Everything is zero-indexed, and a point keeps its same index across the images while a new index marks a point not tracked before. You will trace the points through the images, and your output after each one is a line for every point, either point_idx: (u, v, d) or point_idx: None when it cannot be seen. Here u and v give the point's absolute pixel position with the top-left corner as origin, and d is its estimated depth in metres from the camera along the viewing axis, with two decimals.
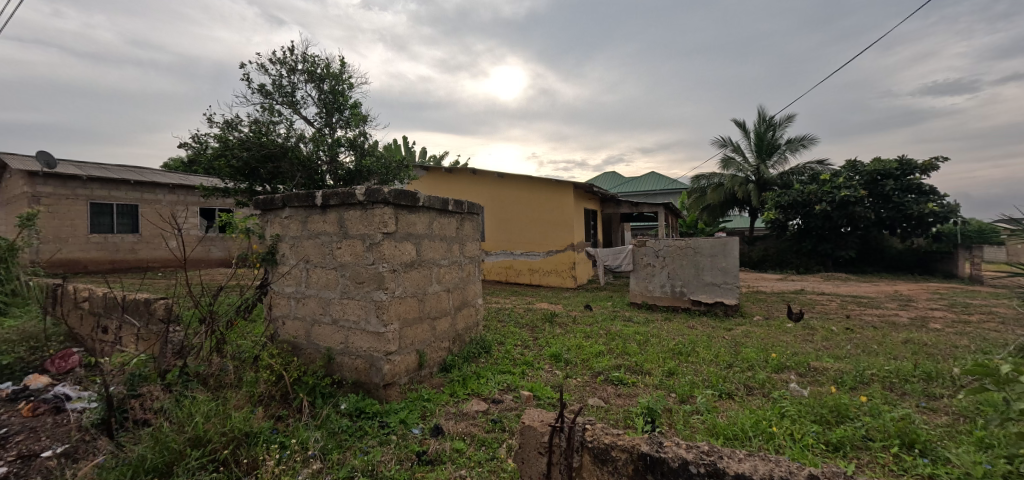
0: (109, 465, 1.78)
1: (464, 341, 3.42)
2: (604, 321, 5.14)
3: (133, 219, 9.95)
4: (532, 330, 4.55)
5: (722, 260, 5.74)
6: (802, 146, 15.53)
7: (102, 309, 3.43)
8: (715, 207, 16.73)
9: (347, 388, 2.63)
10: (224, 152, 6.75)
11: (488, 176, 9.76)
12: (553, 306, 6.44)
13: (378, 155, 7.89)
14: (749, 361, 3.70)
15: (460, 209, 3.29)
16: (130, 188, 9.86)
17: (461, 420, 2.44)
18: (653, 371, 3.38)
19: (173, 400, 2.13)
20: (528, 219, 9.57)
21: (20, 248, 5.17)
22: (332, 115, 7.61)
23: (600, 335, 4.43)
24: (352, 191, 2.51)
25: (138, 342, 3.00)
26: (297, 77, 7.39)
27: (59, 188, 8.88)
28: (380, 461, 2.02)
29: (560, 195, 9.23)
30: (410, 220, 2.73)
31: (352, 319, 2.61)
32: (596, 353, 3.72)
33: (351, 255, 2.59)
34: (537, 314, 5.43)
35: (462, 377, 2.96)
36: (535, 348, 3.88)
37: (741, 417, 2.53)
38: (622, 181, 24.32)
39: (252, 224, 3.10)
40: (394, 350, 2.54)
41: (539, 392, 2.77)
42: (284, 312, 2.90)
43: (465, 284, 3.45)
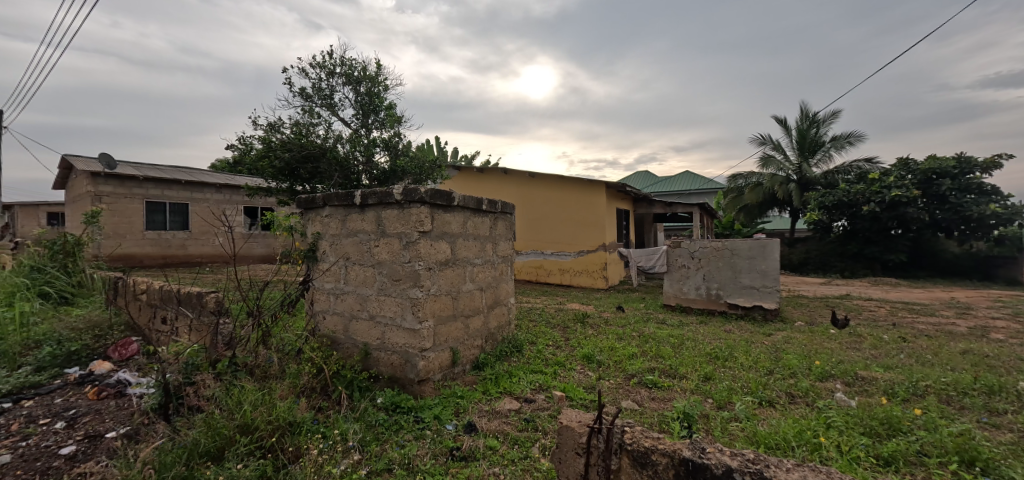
0: (167, 447, 1.90)
1: (496, 340, 3.44)
2: (636, 323, 5.05)
3: (183, 217, 10.54)
4: (564, 331, 4.52)
5: (761, 262, 5.54)
6: (848, 143, 14.74)
7: (159, 301, 3.65)
8: (753, 208, 16.13)
9: (383, 383, 2.69)
10: (267, 153, 7.06)
11: (519, 176, 9.78)
12: (584, 306, 6.38)
13: (412, 155, 8.05)
14: (791, 368, 3.55)
15: (494, 209, 3.32)
16: (181, 187, 10.46)
17: (494, 418, 2.46)
18: (687, 375, 3.30)
19: (224, 389, 2.25)
20: (558, 219, 9.53)
21: (86, 242, 5.58)
22: (368, 117, 7.81)
23: (633, 337, 4.35)
24: (390, 190, 2.57)
25: (191, 332, 3.17)
26: (335, 80, 7.63)
27: (118, 187, 9.53)
28: (416, 455, 2.06)
29: (592, 195, 9.15)
30: (445, 218, 2.76)
31: (388, 316, 2.67)
32: (629, 355, 3.66)
33: (388, 253, 2.65)
34: (569, 314, 5.40)
35: (495, 376, 2.98)
36: (566, 348, 3.86)
37: (784, 426, 2.43)
38: (654, 181, 23.87)
39: (294, 222, 3.23)
40: (428, 347, 2.59)
41: (573, 393, 2.76)
42: (324, 307, 3.00)
43: (498, 283, 3.47)
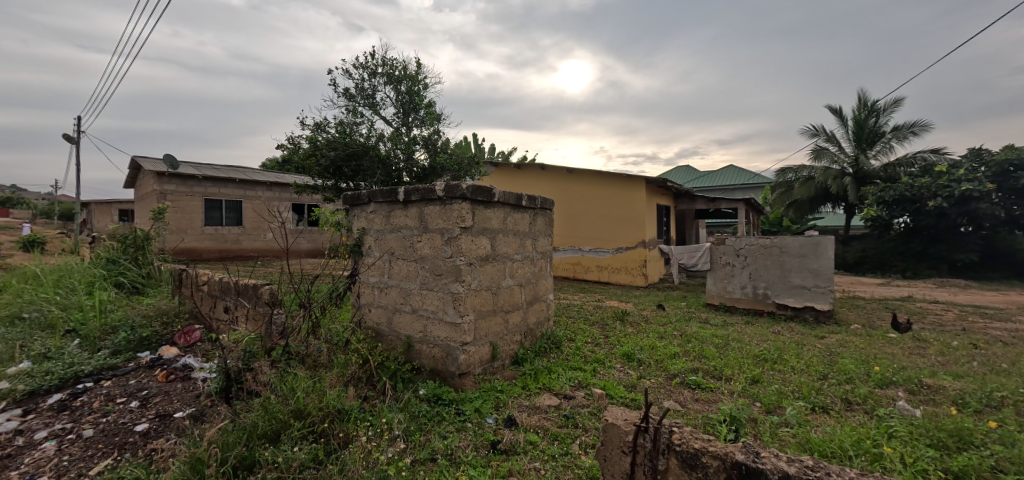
0: (229, 428, 2.03)
1: (535, 336, 3.45)
2: (678, 322, 4.91)
3: (237, 213, 11.19)
4: (602, 328, 4.47)
5: (813, 261, 5.25)
6: (912, 133, 13.67)
7: (219, 291, 3.89)
8: (803, 203, 15.29)
9: (425, 375, 2.76)
10: (314, 152, 7.37)
11: (556, 172, 9.72)
12: (623, 304, 6.26)
13: (450, 152, 8.18)
14: (846, 373, 3.34)
15: (534, 205, 3.31)
16: (235, 186, 11.10)
17: (534, 413, 2.46)
18: (733, 377, 3.17)
19: (279, 375, 2.37)
20: (596, 215, 9.41)
21: (153, 237, 6.03)
22: (409, 115, 7.98)
23: (675, 336, 4.23)
24: (433, 187, 2.63)
25: (248, 321, 3.37)
26: (377, 79, 7.85)
27: (180, 186, 10.23)
28: (458, 446, 2.11)
29: (630, 191, 8.98)
30: (486, 215, 2.79)
31: (430, 309, 2.72)
32: (671, 355, 3.57)
33: (430, 248, 2.71)
34: (608, 312, 5.32)
35: (534, 371, 2.98)
36: (606, 346, 3.80)
37: (840, 433, 2.30)
38: (696, 176, 23.09)
39: (341, 218, 3.35)
40: (469, 341, 2.63)
41: (612, 391, 2.72)
42: (369, 300, 3.10)
43: (537, 279, 3.48)
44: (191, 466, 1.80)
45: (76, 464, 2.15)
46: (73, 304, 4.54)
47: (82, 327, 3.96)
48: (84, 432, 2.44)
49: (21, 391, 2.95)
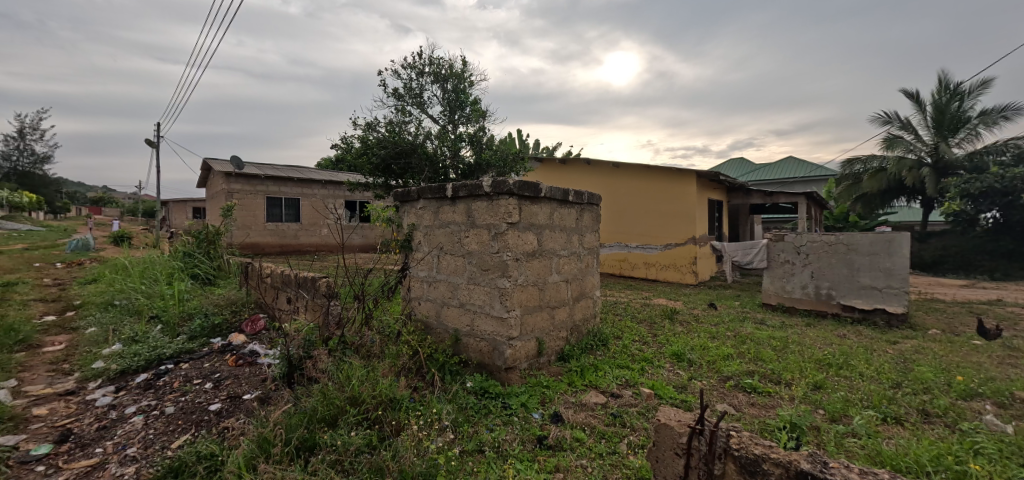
0: (292, 411, 2.16)
1: (581, 332, 3.42)
2: (731, 321, 4.69)
3: (296, 210, 11.87)
4: (650, 327, 4.34)
5: (885, 260, 4.85)
6: (1004, 118, 12.24)
7: (281, 283, 4.14)
8: (872, 197, 14.11)
9: (472, 368, 2.81)
10: (365, 151, 7.66)
11: (601, 167, 9.55)
12: (672, 302, 6.07)
13: (495, 148, 8.27)
14: (923, 382, 3.05)
15: (580, 200, 3.27)
16: (294, 184, 11.79)
17: (581, 410, 2.44)
18: (793, 382, 2.99)
19: (336, 364, 2.49)
20: (643, 211, 9.17)
21: (223, 232, 6.53)
22: (455, 113, 8.12)
23: (728, 337, 4.05)
24: (480, 182, 2.65)
25: (307, 312, 3.57)
26: (425, 78, 8.05)
27: (246, 185, 11.00)
28: (505, 439, 2.13)
29: (680, 185, 8.68)
30: (533, 210, 2.79)
31: (477, 303, 2.76)
32: (724, 356, 3.42)
33: (477, 243, 2.74)
34: (656, 310, 5.17)
35: (580, 368, 2.96)
36: (654, 345, 3.70)
37: (916, 447, 2.10)
38: (750, 169, 21.89)
39: (391, 214, 3.46)
40: (515, 335, 2.64)
41: (661, 391, 2.65)
42: (419, 293, 3.19)
43: (584, 275, 3.44)
44: (259, 444, 1.95)
45: (160, 438, 2.39)
46: (156, 293, 5.01)
47: (163, 313, 4.37)
48: (166, 409, 2.69)
49: (116, 370, 3.32)
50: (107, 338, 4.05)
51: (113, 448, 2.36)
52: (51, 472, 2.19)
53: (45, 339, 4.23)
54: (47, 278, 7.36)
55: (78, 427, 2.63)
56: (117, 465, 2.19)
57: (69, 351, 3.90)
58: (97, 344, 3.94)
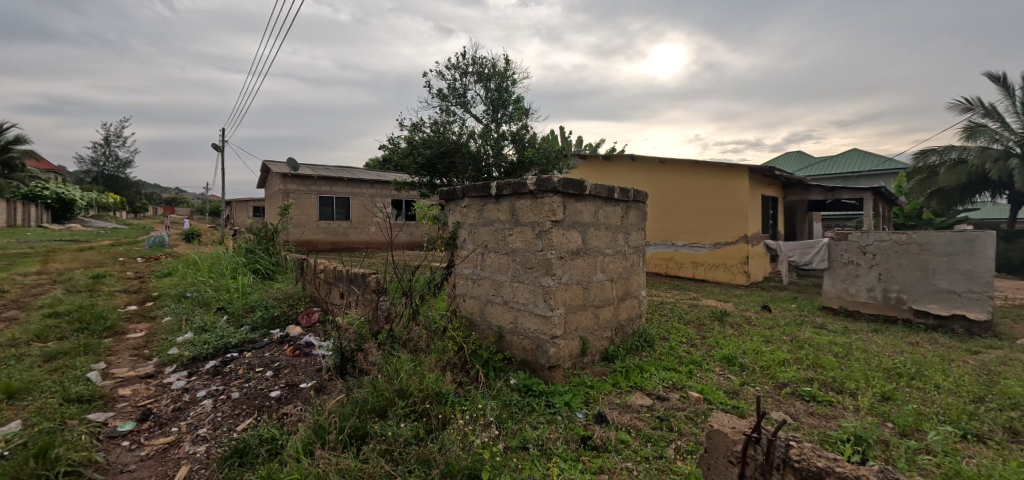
0: (345, 401, 2.26)
1: (626, 333, 3.35)
2: (787, 325, 4.43)
3: (346, 209, 12.40)
4: (699, 329, 4.18)
5: (965, 261, 4.41)
6: None
7: (334, 278, 4.34)
8: (950, 192, 12.90)
9: (516, 365, 2.82)
10: (411, 151, 7.89)
11: (646, 163, 9.30)
12: (722, 303, 5.81)
13: (538, 146, 8.30)
14: (1012, 397, 2.74)
15: (626, 197, 3.20)
16: (344, 184, 12.33)
17: (626, 412, 2.39)
18: (858, 392, 2.77)
19: (385, 357, 2.59)
20: (691, 208, 8.86)
21: (281, 230, 6.93)
22: (498, 111, 8.19)
23: (784, 341, 3.82)
24: (524, 180, 2.65)
25: (358, 306, 3.72)
26: (468, 78, 8.16)
27: (300, 185, 11.62)
28: (549, 438, 2.12)
29: (731, 182, 8.31)
30: (577, 208, 2.76)
31: (521, 301, 2.77)
32: (778, 361, 3.24)
33: (522, 242, 2.75)
34: (705, 311, 4.97)
35: (625, 369, 2.90)
36: (703, 347, 3.56)
37: (1003, 469, 1.90)
38: (808, 163, 20.56)
39: (437, 212, 3.53)
40: (559, 334, 2.63)
41: (711, 396, 2.55)
42: (464, 290, 3.24)
43: (630, 274, 3.37)
44: (316, 431, 2.06)
45: (227, 421, 2.58)
46: (222, 286, 5.41)
47: (229, 305, 4.70)
48: (232, 394, 2.90)
49: (188, 356, 3.61)
50: (180, 327, 4.41)
51: (187, 428, 2.58)
52: (136, 447, 2.42)
53: (129, 327, 4.67)
54: (130, 271, 8.14)
55: (156, 407, 2.89)
56: (190, 444, 2.40)
57: (149, 338, 4.28)
58: (172, 332, 4.31)
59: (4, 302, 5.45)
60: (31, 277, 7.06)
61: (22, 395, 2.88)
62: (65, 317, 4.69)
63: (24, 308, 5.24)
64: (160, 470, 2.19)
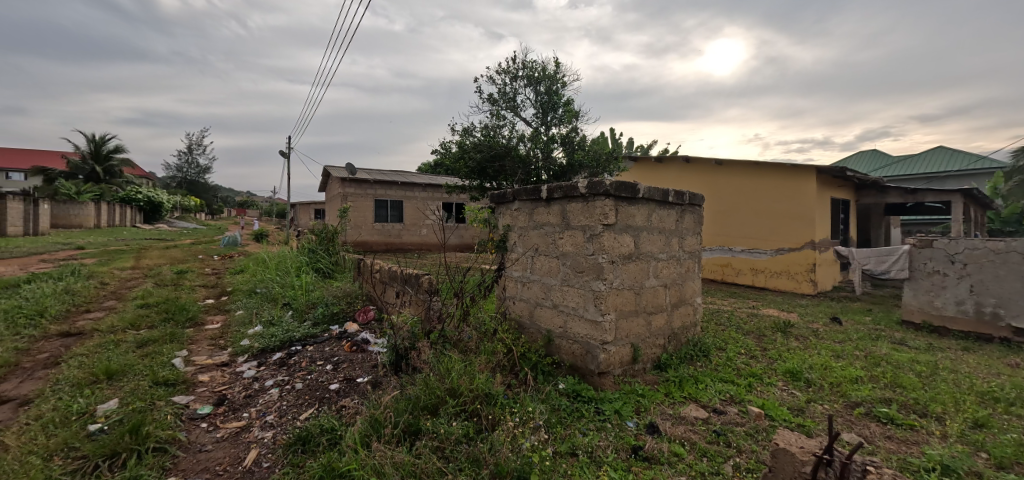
0: (399, 397, 2.35)
1: (680, 341, 3.23)
2: (860, 340, 4.08)
3: (399, 211, 12.88)
4: (759, 340, 3.95)
5: None
6: None
7: (389, 279, 4.52)
8: None
9: (565, 370, 2.80)
10: (462, 155, 8.07)
11: (702, 164, 8.94)
12: (785, 314, 5.45)
13: (588, 149, 8.26)
14: None
15: (681, 201, 3.10)
16: (398, 187, 12.82)
17: (679, 424, 2.30)
18: (946, 416, 2.50)
19: (437, 356, 2.66)
20: (751, 211, 8.40)
21: (340, 231, 7.34)
22: (548, 114, 8.20)
23: (856, 357, 3.52)
24: (575, 184, 2.63)
25: (411, 306, 3.85)
26: (518, 82, 8.25)
27: (358, 188, 12.23)
28: (598, 445, 2.09)
29: (796, 184, 7.80)
30: (630, 211, 2.70)
31: (571, 305, 2.75)
32: (850, 378, 2.99)
33: (572, 245, 2.73)
34: (766, 321, 4.69)
35: (679, 379, 2.80)
36: (763, 360, 3.36)
37: None
38: (885, 163, 18.86)
39: (488, 215, 3.59)
40: (610, 340, 2.59)
41: (773, 412, 2.40)
42: (514, 293, 3.27)
43: (684, 280, 3.25)
44: (372, 424, 2.16)
45: (292, 410, 2.76)
46: (288, 283, 5.80)
47: (294, 302, 5.04)
48: (296, 385, 3.11)
49: (258, 347, 3.91)
50: (251, 320, 4.78)
51: (256, 414, 2.79)
52: (212, 429, 2.65)
53: (207, 318, 5.13)
54: (208, 267, 8.93)
55: (230, 393, 3.15)
56: (259, 429, 2.59)
57: (224, 329, 4.67)
58: (244, 325, 4.67)
59: (106, 293, 6.16)
60: (127, 271, 7.93)
61: (119, 377, 3.25)
62: (154, 308, 5.22)
63: (122, 299, 5.89)
64: (233, 452, 2.38)
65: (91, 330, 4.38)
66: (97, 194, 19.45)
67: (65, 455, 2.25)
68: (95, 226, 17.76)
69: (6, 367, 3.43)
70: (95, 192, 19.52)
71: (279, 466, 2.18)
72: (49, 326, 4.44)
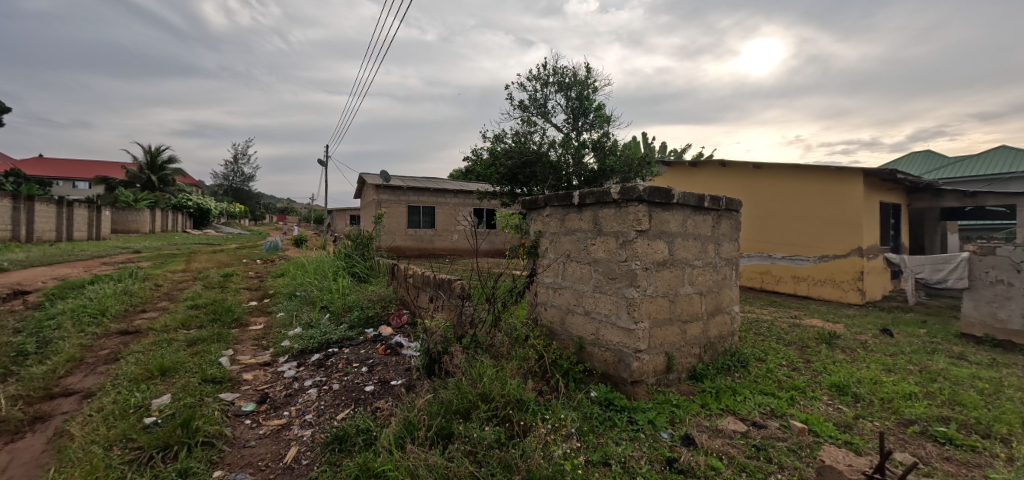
0: (432, 401, 2.39)
1: (716, 351, 3.14)
2: (914, 353, 3.82)
3: (431, 217, 13.12)
4: (802, 351, 3.77)
5: None
6: None
7: (422, 283, 4.61)
8: None
9: (597, 378, 2.77)
10: (493, 162, 8.15)
11: (738, 168, 8.67)
12: (830, 324, 5.18)
13: (620, 154, 8.16)
14: None
15: (718, 206, 3.02)
16: (430, 194, 13.07)
17: (716, 437, 2.23)
18: (1012, 438, 2.30)
19: (468, 361, 2.69)
20: (791, 216, 8.07)
21: (374, 237, 7.55)
22: (579, 119, 8.18)
23: (910, 372, 3.31)
24: (608, 190, 2.61)
25: (443, 311, 3.92)
26: (549, 89, 8.28)
27: (392, 195, 12.55)
28: (632, 456, 2.06)
29: (841, 187, 7.44)
30: (664, 217, 2.66)
31: (604, 313, 2.72)
32: (903, 394, 2.81)
33: (605, 251, 2.71)
34: (809, 332, 4.47)
35: (716, 390, 2.71)
36: (807, 372, 3.21)
37: None
38: (941, 164, 17.70)
39: (520, 222, 3.61)
40: (643, 348, 2.54)
41: (817, 428, 2.29)
42: (545, 299, 3.27)
43: (720, 288, 3.16)
44: (406, 427, 2.22)
45: (329, 409, 2.86)
46: (326, 287, 6.02)
47: (331, 305, 5.22)
48: (333, 385, 3.21)
49: (298, 348, 4.07)
50: (291, 322, 4.98)
51: (296, 413, 2.90)
52: (256, 426, 2.78)
53: (251, 320, 5.38)
54: (252, 271, 9.38)
55: (272, 391, 3.30)
56: (299, 427, 2.69)
57: (266, 330, 4.89)
58: (284, 327, 4.87)
59: (160, 294, 6.57)
60: (179, 274, 8.44)
61: (171, 373, 3.46)
62: (203, 309, 5.53)
63: (174, 300, 6.27)
64: (274, 449, 2.48)
65: (146, 329, 4.69)
66: (154, 200, 20.78)
67: (124, 445, 2.42)
68: (150, 231, 18.98)
69: (72, 362, 3.71)
70: (151, 199, 20.86)
71: (317, 464, 2.26)
72: (110, 324, 4.78)
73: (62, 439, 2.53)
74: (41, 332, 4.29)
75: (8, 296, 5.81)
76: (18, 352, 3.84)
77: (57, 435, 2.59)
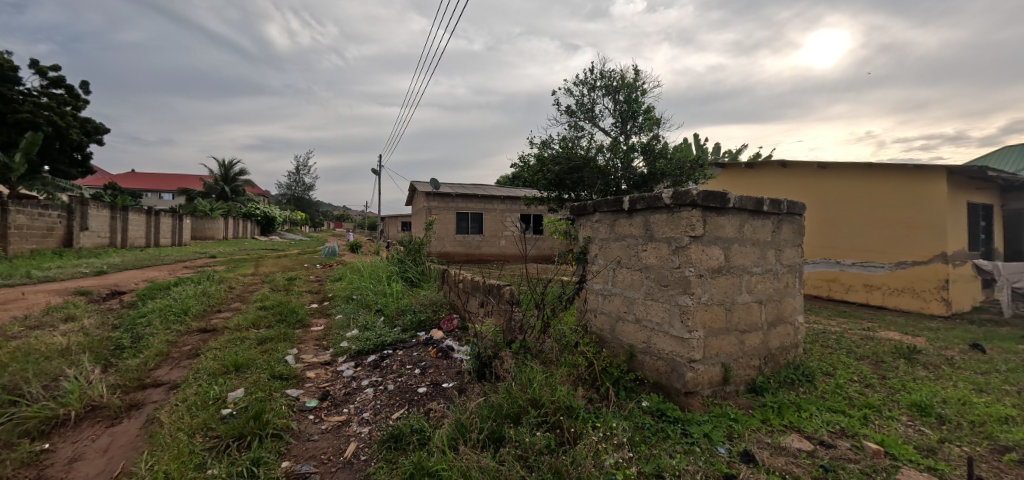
0: (483, 404, 2.45)
1: (778, 363, 2.98)
2: (1011, 372, 3.42)
3: (479, 223, 13.36)
4: (877, 366, 3.48)
5: None
6: None
7: (472, 288, 4.73)
8: None
9: (649, 387, 2.72)
10: (540, 168, 8.18)
11: (801, 168, 8.17)
12: (908, 338, 4.74)
13: (670, 157, 8.02)
14: None
15: (778, 209, 2.88)
16: (478, 200, 13.32)
17: (779, 454, 2.12)
18: None
19: (517, 366, 2.73)
20: (862, 219, 7.47)
21: (425, 243, 7.82)
22: (627, 123, 8.05)
23: (1006, 393, 2.97)
24: (659, 194, 2.56)
25: (493, 315, 4.00)
26: (596, 93, 8.22)
27: (441, 202, 12.94)
28: (687, 469, 2.00)
29: (921, 187, 6.81)
30: (719, 222, 2.57)
31: (655, 321, 2.67)
32: (998, 418, 2.53)
33: (656, 258, 2.66)
34: (884, 345, 4.12)
35: (778, 405, 2.58)
36: (882, 389, 2.97)
37: None
38: None
39: (568, 227, 3.62)
40: (698, 358, 2.47)
41: (895, 450, 2.12)
42: (594, 305, 3.25)
43: (782, 297, 3.00)
44: (458, 429, 2.29)
45: (386, 408, 3.00)
46: (381, 291, 6.31)
47: (385, 308, 5.47)
48: (388, 386, 3.38)
49: (355, 349, 4.30)
50: (349, 324, 5.26)
51: (355, 410, 3.07)
52: (318, 421, 2.98)
53: (312, 321, 5.75)
54: (312, 275, 9.98)
55: (333, 390, 3.50)
56: (357, 425, 2.85)
57: (327, 331, 5.20)
58: (343, 328, 5.16)
59: (233, 296, 7.16)
60: (248, 277, 9.15)
61: (244, 369, 3.77)
62: (270, 310, 5.97)
63: (244, 301, 6.82)
64: (335, 444, 2.64)
65: (222, 328, 5.13)
66: (226, 211, 22.65)
67: (205, 433, 2.68)
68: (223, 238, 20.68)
69: (161, 356, 4.15)
70: (223, 208, 22.74)
71: (374, 460, 2.38)
72: (191, 323, 5.29)
73: (154, 425, 2.84)
74: (135, 329, 4.81)
75: (108, 296, 6.56)
76: (117, 346, 4.33)
77: (148, 422, 2.91)
